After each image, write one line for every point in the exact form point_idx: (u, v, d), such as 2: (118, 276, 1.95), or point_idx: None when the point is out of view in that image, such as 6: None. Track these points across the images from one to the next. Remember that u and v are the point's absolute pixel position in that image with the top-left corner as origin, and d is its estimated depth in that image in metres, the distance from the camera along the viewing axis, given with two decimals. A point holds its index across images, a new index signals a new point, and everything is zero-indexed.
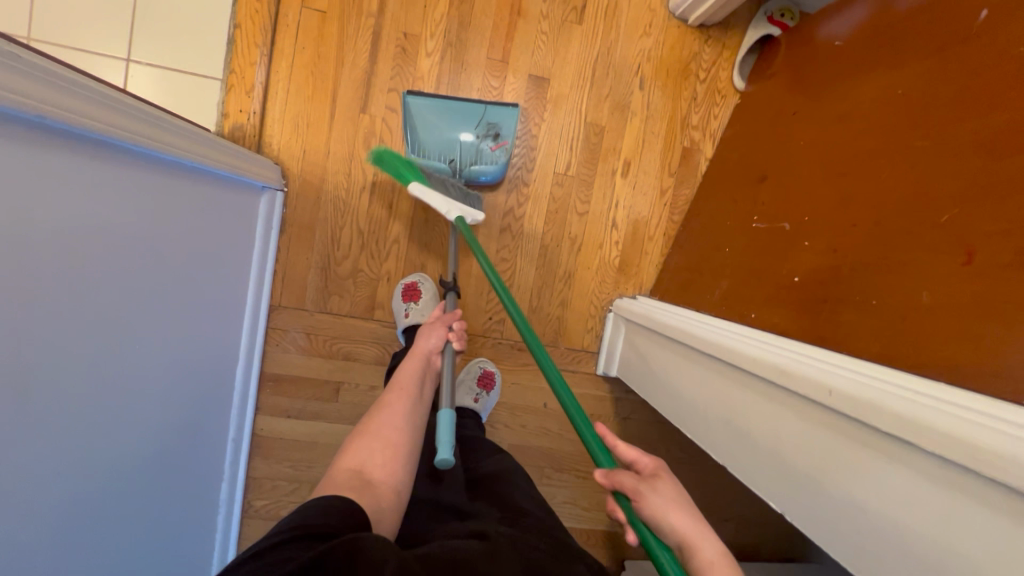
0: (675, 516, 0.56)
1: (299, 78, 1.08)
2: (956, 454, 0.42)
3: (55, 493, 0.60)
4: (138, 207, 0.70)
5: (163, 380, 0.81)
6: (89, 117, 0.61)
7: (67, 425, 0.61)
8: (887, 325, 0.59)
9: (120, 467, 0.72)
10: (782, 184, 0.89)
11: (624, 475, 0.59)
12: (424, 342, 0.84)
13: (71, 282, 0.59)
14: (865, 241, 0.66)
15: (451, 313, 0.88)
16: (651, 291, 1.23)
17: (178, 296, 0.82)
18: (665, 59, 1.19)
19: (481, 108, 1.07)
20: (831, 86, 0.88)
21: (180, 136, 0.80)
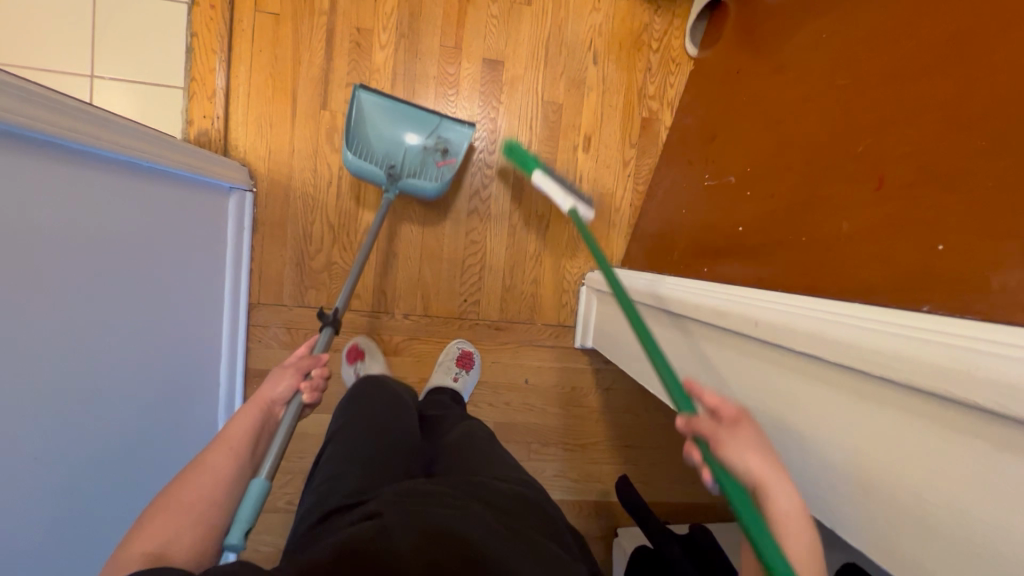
0: (753, 461, 0.52)
1: (258, 80, 1.11)
2: (866, 364, 0.44)
3: (43, 482, 0.64)
4: (109, 212, 0.74)
5: (135, 380, 0.82)
6: (60, 125, 0.64)
7: (51, 418, 0.64)
8: (815, 258, 0.61)
9: (104, 460, 0.75)
10: (729, 140, 0.91)
11: (704, 421, 0.54)
12: (269, 388, 0.70)
13: (45, 282, 0.63)
14: (797, 181, 0.68)
15: (312, 358, 0.75)
16: (622, 261, 1.25)
17: (144, 296, 0.83)
18: (617, 33, 1.21)
19: (436, 120, 1.07)
20: (770, 41, 0.90)
21: (137, 138, 0.80)
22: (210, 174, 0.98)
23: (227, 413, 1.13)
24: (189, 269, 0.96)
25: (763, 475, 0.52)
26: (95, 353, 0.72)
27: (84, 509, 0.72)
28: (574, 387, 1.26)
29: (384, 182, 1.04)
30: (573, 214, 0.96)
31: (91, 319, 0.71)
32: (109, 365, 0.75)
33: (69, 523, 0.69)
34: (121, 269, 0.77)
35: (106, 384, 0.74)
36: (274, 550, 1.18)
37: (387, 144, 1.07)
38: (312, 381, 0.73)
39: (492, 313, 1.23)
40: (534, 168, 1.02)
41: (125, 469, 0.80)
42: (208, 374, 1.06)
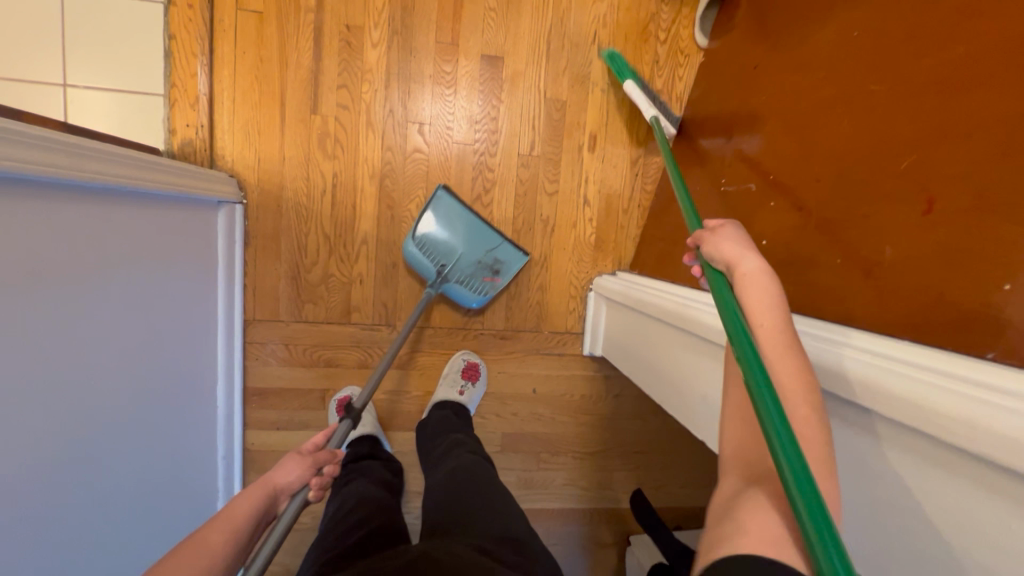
0: (727, 248, 0.56)
1: (244, 85, 1.05)
2: (931, 426, 0.41)
3: (38, 543, 0.59)
4: (95, 246, 0.69)
5: (128, 422, 0.77)
6: (40, 161, 0.59)
7: (40, 478, 0.59)
8: (850, 284, 0.56)
9: (100, 507, 0.71)
10: (747, 143, 0.86)
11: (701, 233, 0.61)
12: (282, 473, 0.67)
13: (30, 331, 0.58)
14: (829, 195, 0.63)
15: (329, 452, 0.74)
16: (631, 265, 1.20)
17: (133, 331, 0.78)
18: (622, 24, 1.14)
19: (498, 242, 1.09)
20: (789, 35, 0.84)
21: (116, 163, 0.74)
22: (198, 191, 0.92)
23: (226, 436, 1.09)
24: (181, 294, 0.91)
25: (728, 253, 0.55)
26: (89, 398, 0.68)
27: (83, 562, 0.68)
28: (582, 395, 1.23)
29: (431, 280, 1.06)
30: (654, 124, 1.00)
31: (81, 363, 0.66)
32: (104, 408, 0.71)
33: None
34: (111, 304, 0.72)
35: (101, 427, 0.70)
36: (283, 570, 1.16)
37: (446, 245, 1.08)
38: (323, 478, 0.71)
39: (497, 322, 1.19)
40: (627, 79, 1.07)
41: (122, 517, 0.76)
42: (206, 399, 1.02)
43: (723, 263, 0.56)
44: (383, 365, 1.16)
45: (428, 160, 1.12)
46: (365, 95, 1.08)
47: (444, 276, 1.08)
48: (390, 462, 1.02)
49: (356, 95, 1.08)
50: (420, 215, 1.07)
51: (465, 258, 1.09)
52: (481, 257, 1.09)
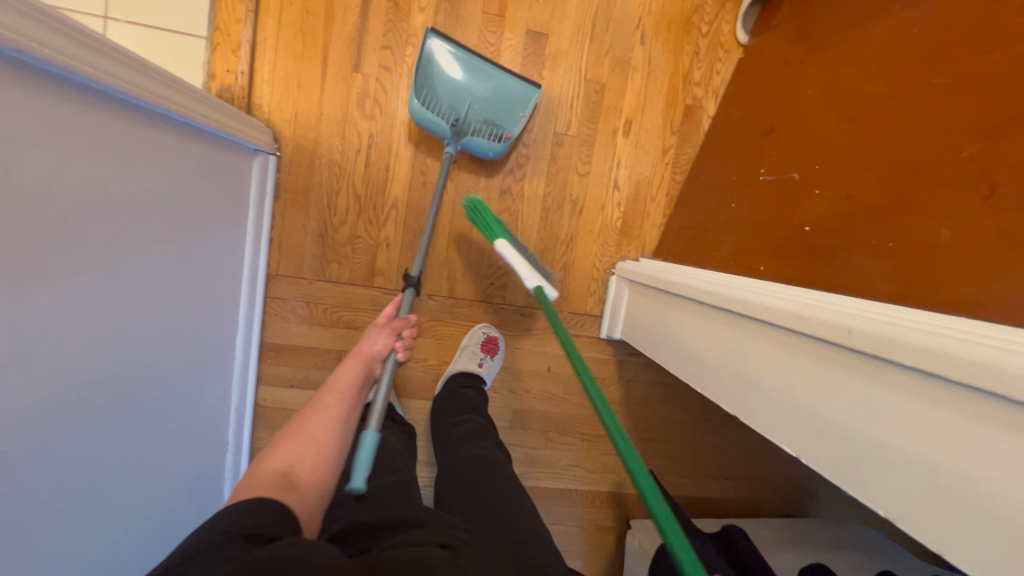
0: None
1: (287, 35, 1.04)
2: (983, 379, 0.41)
3: (54, 460, 0.58)
4: (131, 173, 0.67)
5: (145, 353, 0.75)
6: (102, 69, 0.59)
7: (59, 390, 0.58)
8: (905, 267, 0.58)
9: (118, 438, 0.70)
10: (790, 134, 0.87)
11: None
12: (372, 345, 0.90)
13: (67, 239, 0.57)
14: (880, 183, 0.65)
15: (401, 320, 0.95)
16: (654, 253, 1.22)
17: (161, 261, 0.76)
18: (666, 12, 1.16)
19: (498, 84, 1.02)
20: (838, 32, 0.85)
21: (166, 87, 0.73)
22: (239, 134, 0.92)
23: (241, 388, 1.08)
24: (211, 237, 0.90)
25: None
26: (116, 323, 0.67)
27: (96, 489, 0.66)
28: (596, 377, 1.24)
29: (448, 139, 1.03)
30: (537, 290, 0.93)
31: (107, 287, 0.64)
32: (127, 336, 0.70)
33: (76, 508, 0.63)
34: (141, 232, 0.70)
35: (120, 359, 0.69)
36: None
37: (452, 97, 1.01)
38: (404, 341, 0.94)
39: (519, 298, 1.20)
40: (498, 234, 1.00)
41: (134, 449, 0.74)
42: (222, 349, 1.00)
43: None
44: None
45: None
46: (407, 58, 1.08)
47: (459, 132, 1.03)
48: (406, 429, 0.99)
49: (398, 58, 1.08)
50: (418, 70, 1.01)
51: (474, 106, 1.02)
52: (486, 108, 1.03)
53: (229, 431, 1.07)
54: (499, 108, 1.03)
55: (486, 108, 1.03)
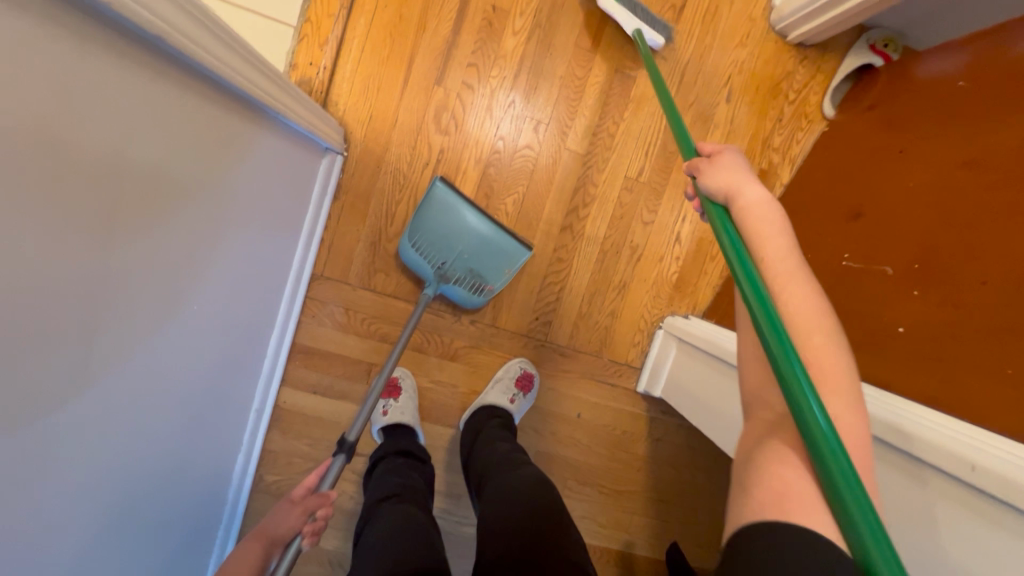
0: (728, 178, 0.58)
1: (376, 37, 1.02)
2: None
3: (95, 469, 0.53)
4: (222, 164, 0.63)
5: (192, 352, 0.70)
6: (229, 64, 0.57)
7: (116, 391, 0.53)
8: (1022, 397, 0.55)
9: (151, 440, 0.65)
10: (882, 224, 0.84)
11: (700, 163, 0.62)
12: (275, 525, 0.74)
13: (158, 233, 0.53)
14: (997, 302, 0.62)
15: (321, 496, 0.79)
16: (705, 313, 1.18)
17: (225, 256, 0.72)
18: (756, 74, 1.14)
19: (489, 243, 0.97)
20: (946, 127, 0.82)
21: (273, 82, 0.71)
22: (319, 133, 0.89)
23: (265, 386, 1.03)
24: (272, 233, 0.87)
25: (732, 182, 0.57)
26: (173, 321, 0.62)
27: (128, 495, 0.61)
28: (625, 431, 1.19)
29: (427, 282, 0.99)
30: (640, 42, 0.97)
31: (174, 282, 0.60)
32: (180, 333, 0.65)
33: (110, 518, 0.58)
34: (215, 225, 0.66)
35: (169, 358, 0.64)
36: None
37: (442, 245, 0.98)
38: (315, 524, 0.76)
39: (562, 337, 1.16)
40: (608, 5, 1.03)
41: (164, 452, 0.69)
42: (257, 347, 0.96)
43: (721, 193, 0.58)
44: (437, 353, 1.13)
45: (536, 159, 1.09)
46: (491, 79, 1.06)
47: (441, 276, 0.99)
48: (426, 467, 0.94)
49: (483, 77, 1.06)
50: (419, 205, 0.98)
51: (463, 257, 0.98)
52: (472, 263, 0.99)
53: (246, 431, 1.02)
54: (484, 260, 0.98)
55: (473, 260, 0.99)
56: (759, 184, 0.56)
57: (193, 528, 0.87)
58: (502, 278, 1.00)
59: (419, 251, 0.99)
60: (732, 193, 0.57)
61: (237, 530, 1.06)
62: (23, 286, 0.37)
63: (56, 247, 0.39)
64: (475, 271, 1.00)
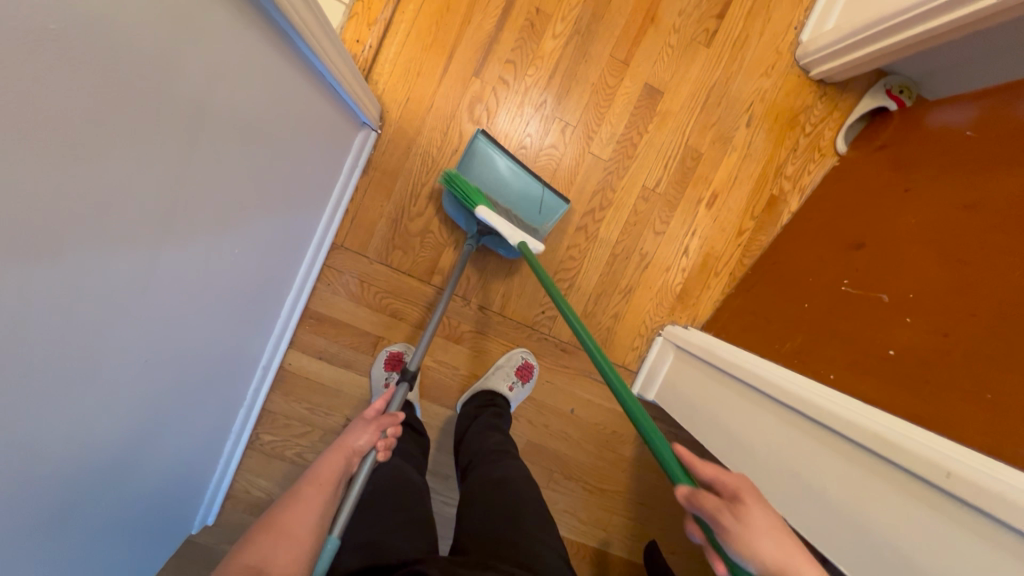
0: (762, 546, 0.45)
1: (422, 25, 1.06)
2: None
3: (104, 380, 0.54)
4: (260, 111, 0.66)
5: (210, 293, 0.73)
6: (288, 5, 0.61)
7: (138, 310, 0.56)
8: (1004, 422, 0.59)
9: (158, 371, 0.66)
10: (883, 255, 0.89)
11: (705, 497, 0.47)
12: (353, 438, 0.73)
13: (200, 157, 0.56)
14: (984, 332, 0.66)
15: (390, 416, 0.79)
16: (703, 326, 1.22)
17: (255, 202, 0.75)
18: (777, 104, 1.19)
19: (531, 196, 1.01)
20: (951, 170, 0.87)
21: (326, 38, 0.75)
22: (359, 104, 0.94)
23: (275, 344, 1.06)
24: (303, 191, 0.90)
25: (772, 558, 0.45)
26: (197, 256, 0.64)
27: (134, 418, 0.64)
28: (614, 431, 1.23)
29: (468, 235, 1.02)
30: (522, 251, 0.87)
31: (204, 219, 0.62)
32: (202, 270, 0.67)
33: (115, 434, 0.61)
34: (250, 168, 0.69)
35: (188, 293, 0.66)
36: (264, 495, 1.11)
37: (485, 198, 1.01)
38: (388, 440, 0.77)
39: (564, 333, 1.20)
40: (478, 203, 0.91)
41: (170, 383, 0.71)
42: (273, 302, 0.99)
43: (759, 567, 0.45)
44: (443, 335, 1.16)
45: (559, 159, 1.14)
46: (527, 78, 1.11)
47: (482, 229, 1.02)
48: (424, 440, 0.96)
49: (519, 75, 1.10)
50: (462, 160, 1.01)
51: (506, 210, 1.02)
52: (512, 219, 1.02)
53: (251, 385, 1.04)
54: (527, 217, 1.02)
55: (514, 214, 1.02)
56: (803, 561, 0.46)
57: (187, 470, 0.89)
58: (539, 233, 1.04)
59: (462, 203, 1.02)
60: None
61: (226, 483, 1.08)
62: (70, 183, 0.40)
63: (106, 151, 0.42)
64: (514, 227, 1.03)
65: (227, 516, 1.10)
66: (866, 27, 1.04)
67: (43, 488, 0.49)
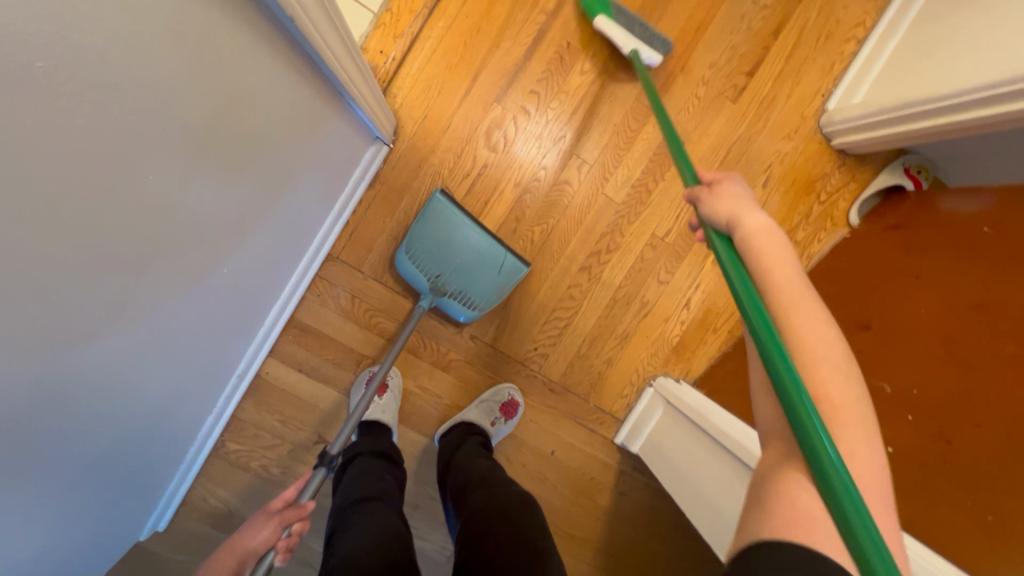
0: (733, 207, 0.59)
1: (450, 43, 1.04)
2: None
3: (55, 401, 0.50)
4: (264, 121, 0.62)
5: (190, 303, 0.68)
6: (305, 15, 0.57)
7: (100, 327, 0.51)
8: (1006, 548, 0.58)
9: (119, 387, 0.62)
10: (890, 342, 0.87)
11: (698, 190, 0.64)
12: (249, 537, 0.74)
13: (188, 173, 0.52)
14: (988, 447, 0.64)
15: (298, 508, 0.77)
16: (695, 381, 1.20)
17: (248, 213, 0.71)
18: (796, 168, 1.18)
19: (487, 261, 0.96)
20: (963, 264, 0.85)
21: (346, 49, 0.72)
22: (376, 119, 0.91)
23: (254, 352, 1.02)
24: (304, 202, 0.87)
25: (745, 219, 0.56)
26: (175, 270, 0.60)
27: (85, 435, 0.59)
28: (592, 477, 1.19)
29: (422, 294, 0.98)
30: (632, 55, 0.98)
31: (188, 234, 0.58)
32: (181, 282, 0.63)
33: (63, 453, 0.56)
34: (248, 180, 0.65)
35: (162, 307, 0.61)
36: (221, 507, 1.06)
37: (438, 259, 0.97)
38: (288, 540, 0.75)
39: (554, 372, 1.16)
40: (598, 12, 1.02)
41: (131, 397, 0.66)
42: (258, 310, 0.95)
43: (727, 225, 0.58)
44: (430, 360, 1.12)
45: (572, 196, 1.11)
46: (549, 111, 1.08)
47: (438, 290, 0.98)
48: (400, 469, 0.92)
49: (541, 106, 1.08)
50: (418, 217, 0.97)
51: (460, 272, 0.97)
52: (463, 284, 0.98)
53: (223, 393, 1.00)
54: (476, 283, 0.98)
55: (467, 276, 0.98)
56: (760, 215, 0.56)
57: (139, 479, 0.84)
58: (491, 298, 1.00)
59: (415, 261, 0.98)
60: (735, 221, 0.57)
61: (183, 490, 1.02)
62: (28, 205, 0.35)
63: (71, 170, 0.37)
64: (466, 291, 0.99)
65: (181, 524, 1.05)
66: (893, 108, 1.03)
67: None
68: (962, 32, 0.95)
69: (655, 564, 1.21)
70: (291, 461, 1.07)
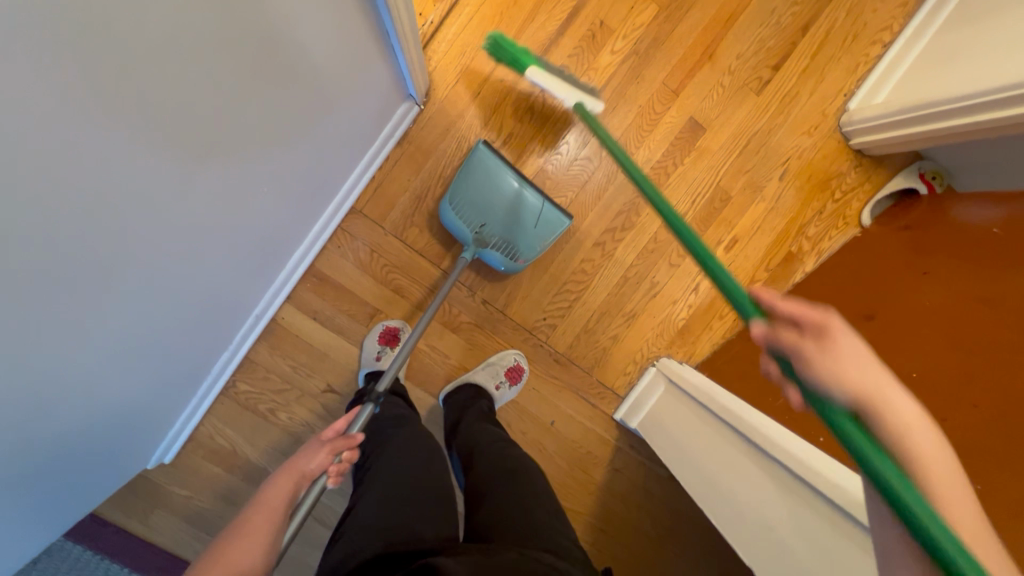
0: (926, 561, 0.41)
1: (487, 13, 1.07)
2: None
3: (100, 289, 0.52)
4: (313, 50, 0.65)
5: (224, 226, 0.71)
6: None
7: (148, 223, 0.54)
8: (993, 517, 0.60)
9: (155, 295, 0.65)
10: (892, 331, 0.89)
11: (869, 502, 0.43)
12: (305, 461, 0.70)
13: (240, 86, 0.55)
14: (982, 425, 0.66)
15: (348, 438, 0.75)
16: (697, 365, 1.22)
17: (288, 146, 0.73)
18: (812, 164, 1.20)
19: (533, 207, 0.98)
20: (970, 261, 0.87)
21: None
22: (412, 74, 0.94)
23: (273, 295, 1.05)
24: (336, 148, 0.90)
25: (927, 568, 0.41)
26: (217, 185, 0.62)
27: (119, 335, 0.62)
28: (589, 451, 1.22)
29: (466, 246, 1.01)
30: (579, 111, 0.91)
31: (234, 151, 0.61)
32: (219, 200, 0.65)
33: (100, 347, 0.59)
34: (290, 110, 0.68)
35: (201, 221, 0.64)
36: (227, 446, 1.08)
37: (483, 208, 1.00)
38: (341, 466, 0.73)
39: (561, 344, 1.19)
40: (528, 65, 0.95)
41: (163, 309, 0.69)
42: (281, 251, 0.98)
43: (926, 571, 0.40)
44: (441, 321, 1.15)
45: (592, 172, 1.14)
46: None
47: (481, 241, 1.01)
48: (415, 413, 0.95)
49: None
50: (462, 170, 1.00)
51: (506, 221, 1.00)
52: (509, 234, 1.01)
53: (239, 331, 1.03)
54: (521, 233, 1.01)
55: (512, 227, 1.00)
56: None
57: (157, 401, 0.87)
58: (534, 249, 1.03)
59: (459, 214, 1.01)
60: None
61: (191, 425, 1.05)
62: (104, 76, 0.38)
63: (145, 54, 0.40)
64: (511, 242, 1.02)
65: (186, 458, 1.07)
66: (913, 109, 1.06)
67: (11, 389, 0.48)
68: (986, 39, 0.97)
69: (645, 543, 1.22)
70: (298, 407, 1.10)
